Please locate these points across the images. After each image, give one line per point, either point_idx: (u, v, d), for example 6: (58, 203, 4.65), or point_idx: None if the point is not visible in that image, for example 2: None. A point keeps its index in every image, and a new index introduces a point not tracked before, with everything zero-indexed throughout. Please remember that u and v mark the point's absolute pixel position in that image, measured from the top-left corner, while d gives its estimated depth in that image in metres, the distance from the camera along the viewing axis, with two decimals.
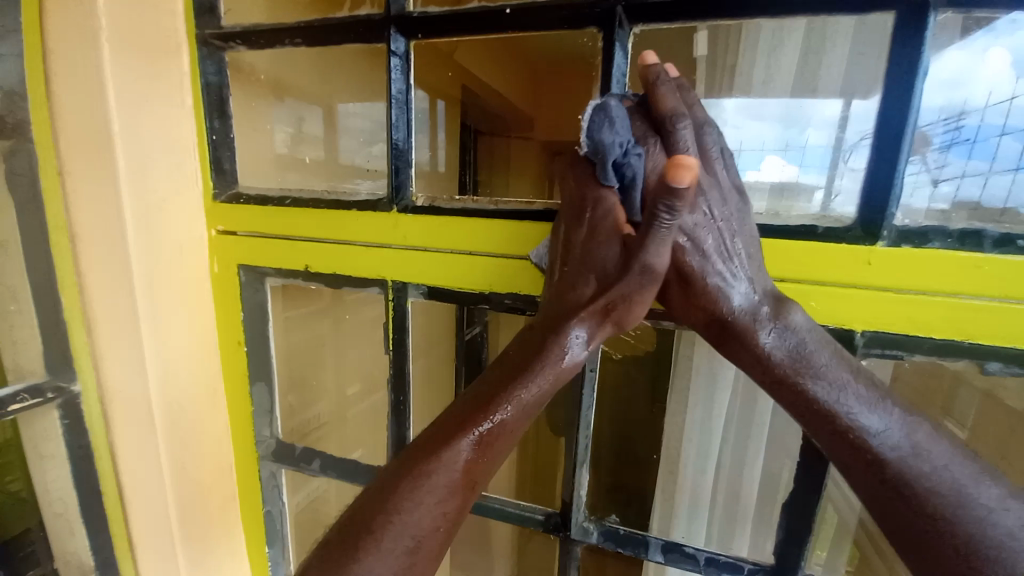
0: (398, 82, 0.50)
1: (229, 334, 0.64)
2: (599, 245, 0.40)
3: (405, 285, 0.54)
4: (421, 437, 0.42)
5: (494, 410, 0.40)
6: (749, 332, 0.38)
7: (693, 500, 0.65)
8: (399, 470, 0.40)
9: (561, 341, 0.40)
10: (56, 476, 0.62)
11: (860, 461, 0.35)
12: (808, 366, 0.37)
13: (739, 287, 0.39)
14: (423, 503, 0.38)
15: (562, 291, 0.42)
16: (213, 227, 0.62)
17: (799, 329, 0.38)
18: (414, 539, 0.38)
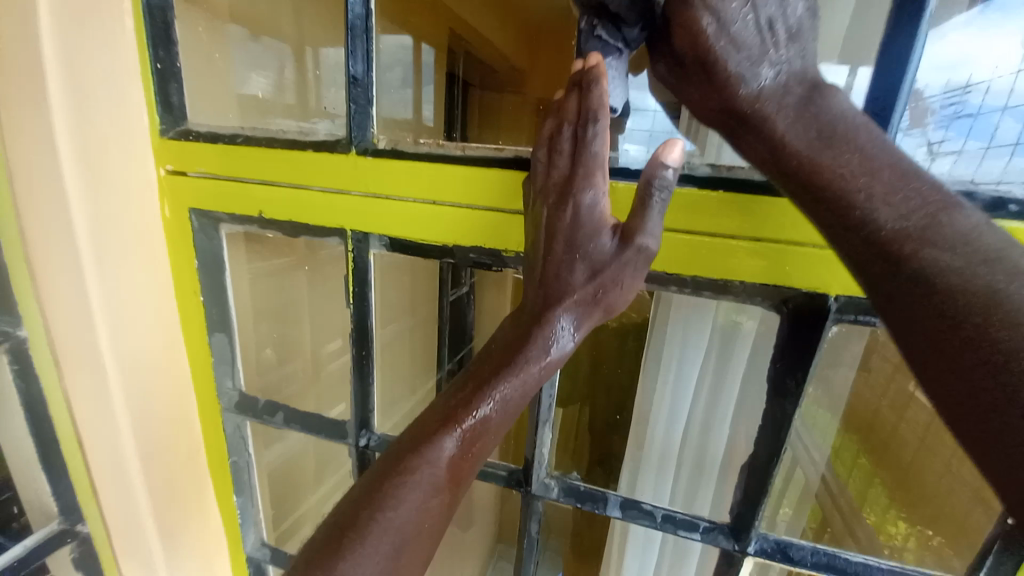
0: (356, 5, 0.44)
1: (185, 282, 0.61)
2: (585, 235, 0.38)
3: (367, 235, 0.51)
4: (399, 437, 0.41)
5: (475, 404, 0.39)
6: (769, 118, 0.34)
7: (661, 459, 0.66)
8: (382, 472, 0.39)
9: (548, 329, 0.39)
10: (15, 422, 0.62)
11: (871, 256, 0.32)
12: (837, 147, 0.33)
13: (769, 68, 0.34)
14: (407, 506, 0.37)
15: (540, 277, 0.41)
16: (162, 166, 0.58)
17: (829, 107, 0.34)
18: (401, 539, 0.37)
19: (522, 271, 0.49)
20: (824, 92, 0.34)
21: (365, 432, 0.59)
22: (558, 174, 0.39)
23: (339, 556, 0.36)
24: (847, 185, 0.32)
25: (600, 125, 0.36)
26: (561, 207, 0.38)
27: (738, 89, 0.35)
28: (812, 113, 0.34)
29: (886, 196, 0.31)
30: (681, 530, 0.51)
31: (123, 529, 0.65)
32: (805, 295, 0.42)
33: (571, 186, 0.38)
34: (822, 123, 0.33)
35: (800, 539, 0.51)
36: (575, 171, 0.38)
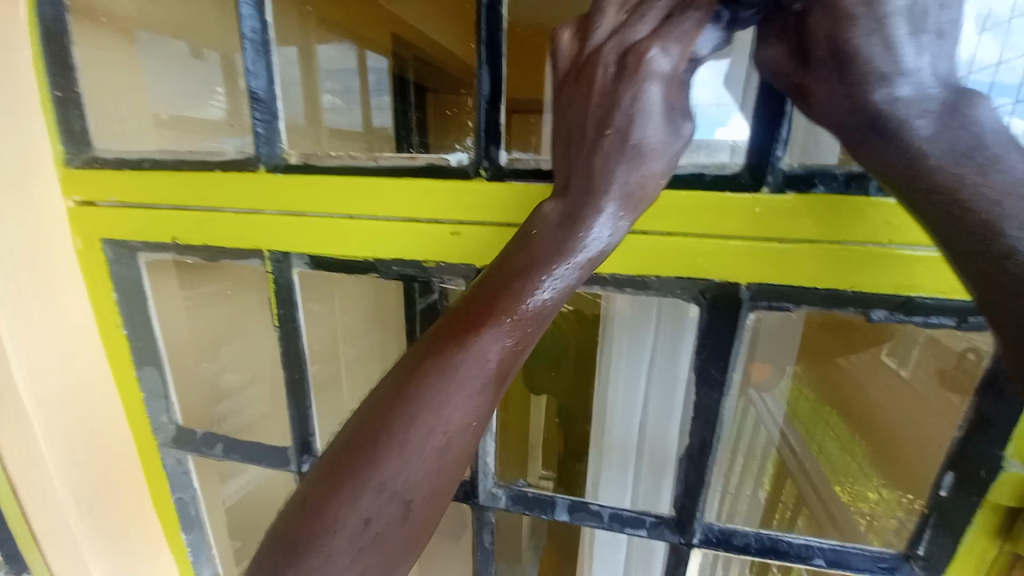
0: (249, 20, 0.43)
1: (108, 315, 0.59)
2: (643, 106, 0.33)
3: (286, 255, 0.49)
4: (426, 333, 0.36)
5: (526, 293, 0.34)
6: (908, 124, 0.29)
7: (619, 457, 0.66)
8: (413, 370, 0.34)
9: (594, 217, 0.34)
10: None
11: (972, 217, 0.27)
12: (977, 144, 0.28)
13: (912, 78, 0.29)
14: (452, 405, 0.33)
15: (590, 147, 0.35)
16: (70, 197, 0.55)
17: (978, 126, 0.28)
18: (445, 441, 0.34)
19: (448, 280, 0.48)
20: (977, 104, 0.29)
21: (308, 456, 0.57)
22: (628, 32, 0.34)
23: (375, 458, 0.33)
24: (979, 168, 0.28)
25: (699, 8, 0.32)
26: (627, 68, 0.33)
27: (873, 91, 0.29)
28: (953, 120, 0.29)
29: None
30: (628, 527, 0.51)
31: None
32: (719, 286, 0.42)
33: (640, 56, 0.33)
34: (964, 123, 0.28)
35: (744, 525, 0.51)
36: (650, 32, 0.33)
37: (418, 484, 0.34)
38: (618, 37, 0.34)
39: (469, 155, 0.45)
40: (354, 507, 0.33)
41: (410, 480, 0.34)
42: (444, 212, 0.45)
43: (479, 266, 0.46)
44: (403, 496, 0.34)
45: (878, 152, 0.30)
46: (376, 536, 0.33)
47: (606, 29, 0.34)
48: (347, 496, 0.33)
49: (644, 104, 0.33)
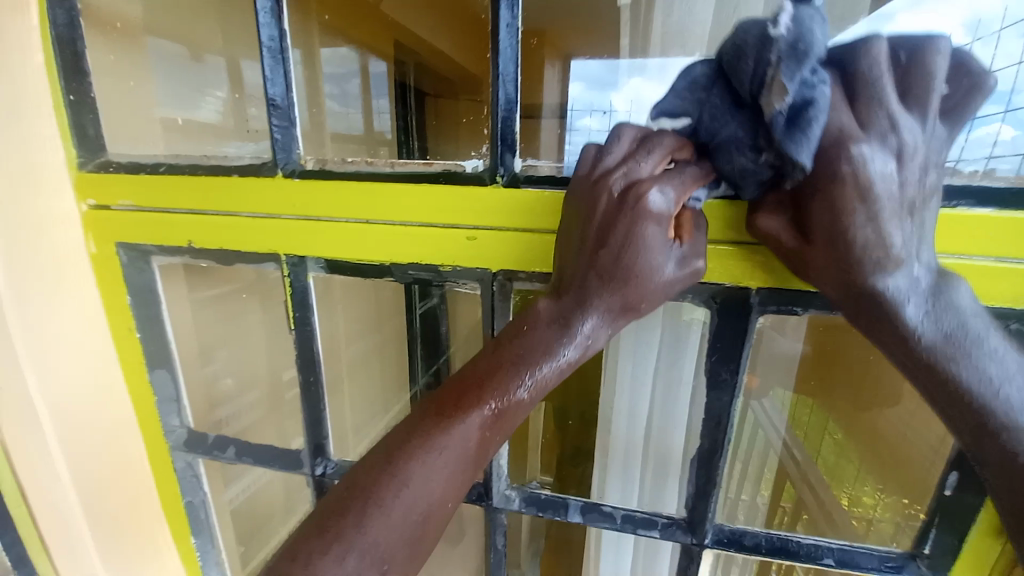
0: (268, 28, 0.44)
1: (120, 319, 0.59)
2: (647, 238, 0.36)
3: (302, 259, 0.50)
4: (413, 409, 0.40)
5: (513, 385, 0.38)
6: (902, 309, 0.34)
7: (626, 454, 0.66)
8: (400, 444, 0.37)
9: (577, 326, 0.38)
10: None
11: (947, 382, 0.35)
12: (949, 328, 0.34)
13: (904, 267, 0.34)
14: (432, 480, 0.36)
15: (585, 264, 0.38)
16: (84, 201, 0.55)
17: (958, 308, 0.35)
18: (423, 515, 0.36)
19: (462, 283, 0.49)
20: (950, 287, 0.35)
21: (321, 459, 0.58)
22: (635, 169, 0.37)
23: (359, 526, 0.34)
24: (950, 348, 0.34)
25: (699, 167, 0.37)
26: (629, 203, 0.36)
27: (873, 280, 0.34)
28: (936, 308, 0.35)
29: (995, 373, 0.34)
30: (640, 528, 0.52)
31: None
32: (729, 291, 0.43)
33: (640, 191, 0.36)
34: (941, 310, 0.35)
35: (755, 527, 0.52)
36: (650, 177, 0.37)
37: (398, 555, 0.35)
38: (627, 166, 0.37)
39: (483, 162, 0.45)
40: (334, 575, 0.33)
41: (389, 549, 0.34)
42: (460, 218, 0.46)
43: (494, 270, 0.47)
44: (381, 564, 0.34)
45: (869, 320, 0.36)
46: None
47: (618, 156, 0.38)
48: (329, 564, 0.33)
49: (637, 234, 0.36)
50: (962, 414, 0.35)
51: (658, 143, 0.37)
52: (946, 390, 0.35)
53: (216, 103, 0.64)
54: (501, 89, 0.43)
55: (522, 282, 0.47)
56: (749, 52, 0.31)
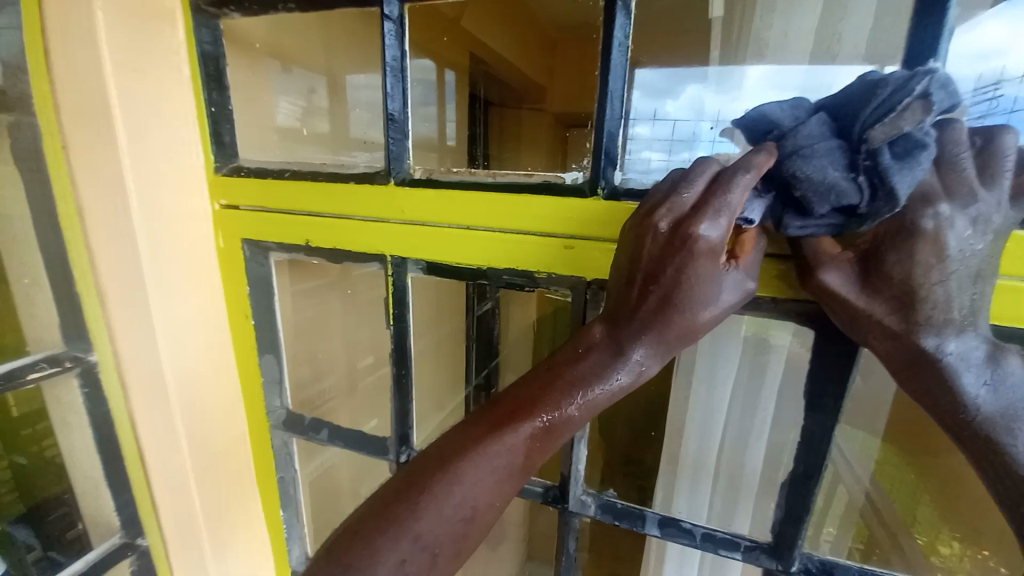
0: (393, 49, 0.49)
1: (237, 307, 0.66)
2: (697, 272, 0.36)
3: (404, 260, 0.54)
4: (467, 416, 0.42)
5: (564, 403, 0.40)
6: (955, 375, 0.34)
7: (697, 474, 0.65)
8: (458, 444, 0.40)
9: (627, 354, 0.40)
10: (81, 441, 0.68)
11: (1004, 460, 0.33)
12: (995, 396, 0.34)
13: (960, 333, 0.34)
14: (484, 482, 0.39)
15: (634, 296, 0.39)
16: (216, 201, 0.63)
17: (1016, 381, 0.34)
18: (472, 513, 0.38)
19: (553, 289, 0.51)
20: (1008, 358, 0.34)
21: (405, 448, 0.62)
22: (683, 200, 0.35)
23: (415, 512, 0.37)
24: (1002, 422, 0.34)
25: (751, 179, 0.33)
26: (677, 240, 0.35)
27: (924, 339, 0.34)
28: (989, 378, 0.34)
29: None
30: (721, 549, 0.52)
31: (180, 544, 0.69)
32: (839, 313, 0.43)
33: (685, 225, 0.35)
34: (993, 380, 0.34)
35: (845, 559, 0.50)
36: (701, 206, 0.35)
37: (446, 545, 0.38)
38: (672, 201, 0.36)
39: (584, 174, 0.47)
40: (393, 549, 0.37)
41: (440, 537, 0.37)
42: (557, 228, 0.47)
43: (588, 280, 0.48)
44: (433, 551, 0.37)
45: (919, 380, 0.35)
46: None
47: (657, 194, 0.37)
48: (389, 539, 0.37)
49: (688, 268, 0.36)
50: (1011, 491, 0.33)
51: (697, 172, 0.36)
52: (1000, 466, 0.34)
53: (291, 109, 0.70)
54: (608, 105, 0.44)
55: None
56: (883, 83, 0.31)
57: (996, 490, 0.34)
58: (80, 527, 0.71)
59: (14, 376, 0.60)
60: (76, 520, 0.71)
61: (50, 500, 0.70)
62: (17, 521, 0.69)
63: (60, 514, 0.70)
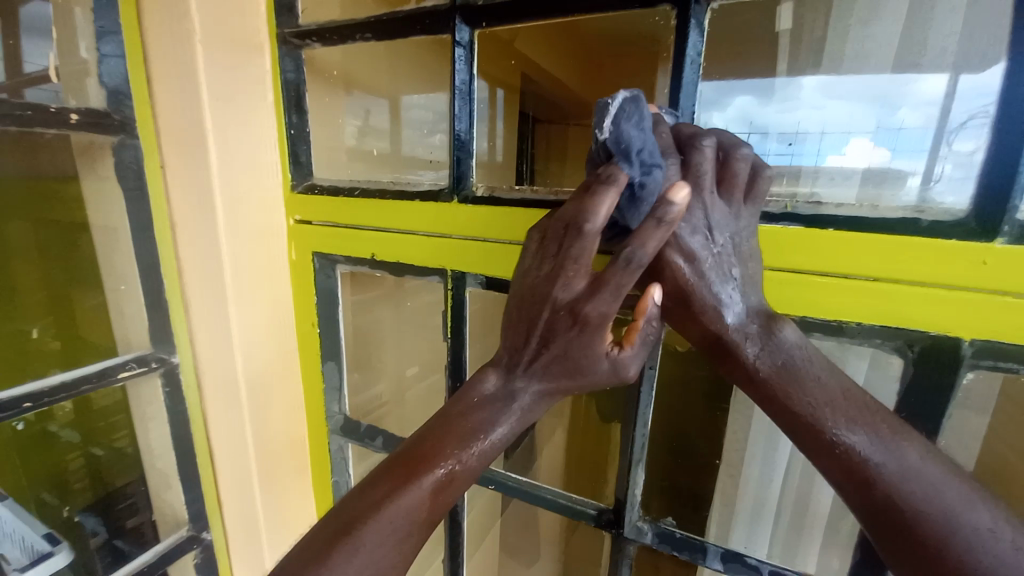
0: (462, 73, 0.53)
1: (305, 316, 0.71)
2: (590, 347, 0.42)
3: (464, 274, 0.56)
4: (363, 480, 0.43)
5: (459, 450, 0.43)
6: (739, 349, 0.39)
7: (755, 510, 0.61)
8: (356, 510, 0.41)
9: (507, 391, 0.45)
10: (158, 435, 0.74)
11: (850, 469, 0.35)
12: (800, 373, 0.38)
13: (735, 307, 0.40)
14: (386, 545, 0.39)
15: (529, 351, 0.45)
16: (291, 217, 0.67)
17: (788, 346, 0.38)
18: (378, 575, 0.39)
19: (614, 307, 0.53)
20: (832, 377, 0.37)
21: None
22: (571, 280, 0.41)
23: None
24: (822, 421, 0.36)
25: (635, 268, 0.38)
26: (580, 321, 0.41)
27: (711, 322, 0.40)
28: (780, 353, 0.38)
29: (866, 448, 0.34)
30: None
31: (240, 535, 0.74)
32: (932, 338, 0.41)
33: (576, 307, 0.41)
34: (799, 355, 0.38)
35: None
36: (595, 288, 0.40)
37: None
38: (568, 287, 0.41)
39: None
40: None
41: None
42: None
43: None
44: None
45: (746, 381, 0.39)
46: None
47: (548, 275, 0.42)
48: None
49: (588, 341, 0.41)
50: (874, 508, 0.34)
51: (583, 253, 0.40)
52: (850, 476, 0.35)
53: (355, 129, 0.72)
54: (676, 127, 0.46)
55: None
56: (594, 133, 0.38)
57: (861, 509, 0.35)
58: (145, 515, 0.76)
59: (104, 376, 0.64)
60: (142, 509, 0.76)
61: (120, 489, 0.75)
62: (86, 511, 0.73)
63: (126, 505, 0.75)
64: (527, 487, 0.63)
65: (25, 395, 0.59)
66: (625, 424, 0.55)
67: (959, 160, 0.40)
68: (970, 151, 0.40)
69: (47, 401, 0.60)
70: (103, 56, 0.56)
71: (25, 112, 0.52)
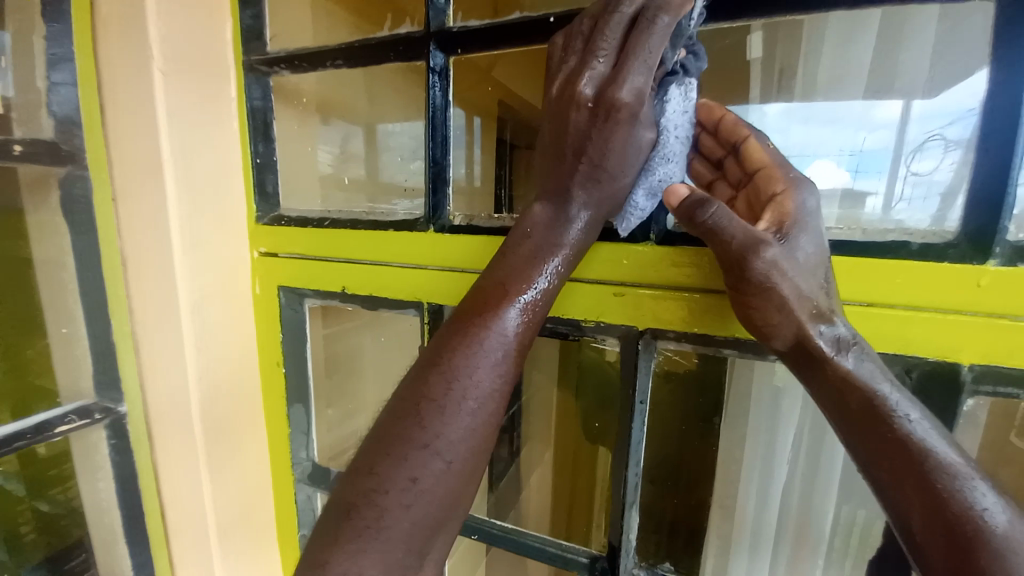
0: (437, 99, 0.52)
1: (270, 355, 0.66)
2: (619, 133, 0.39)
3: (441, 307, 0.54)
4: (439, 333, 0.41)
5: (532, 278, 0.41)
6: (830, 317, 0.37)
7: (752, 545, 0.58)
8: (442, 358, 0.39)
9: (569, 213, 0.42)
10: (102, 491, 0.67)
11: (907, 457, 0.33)
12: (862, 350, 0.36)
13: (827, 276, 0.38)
14: (481, 372, 0.38)
15: (566, 158, 0.41)
16: (255, 248, 0.63)
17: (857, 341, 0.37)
18: (479, 408, 0.38)
19: (601, 339, 0.51)
20: (834, 317, 0.37)
21: None
22: (602, 64, 0.38)
23: (417, 436, 0.37)
24: (898, 408, 0.34)
25: (668, 19, 0.36)
26: (602, 106, 0.38)
27: (822, 273, 0.38)
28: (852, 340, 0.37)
29: (929, 440, 0.33)
30: None
31: None
32: (932, 364, 0.40)
33: (608, 86, 0.38)
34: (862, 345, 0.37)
35: None
36: (622, 63, 0.37)
37: (444, 485, 0.37)
38: (592, 75, 0.38)
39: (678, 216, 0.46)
40: (387, 503, 0.36)
41: (443, 469, 0.37)
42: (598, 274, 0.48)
43: (640, 328, 0.48)
44: (454, 464, 0.37)
45: (830, 355, 0.36)
46: (411, 528, 0.36)
47: (571, 71, 0.40)
48: (382, 492, 0.36)
49: (612, 133, 0.39)
50: (898, 471, 0.33)
51: (609, 35, 0.38)
52: (906, 462, 0.33)
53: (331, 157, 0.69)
54: None
55: (667, 341, 0.48)
56: None
57: (902, 496, 0.33)
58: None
59: (41, 430, 0.57)
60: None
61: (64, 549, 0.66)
62: (36, 568, 0.64)
63: (77, 563, 0.66)
64: (513, 534, 0.58)
65: None
66: (616, 464, 0.52)
67: (917, 181, 0.43)
68: (930, 170, 0.42)
69: None
70: (54, 85, 0.53)
71: None
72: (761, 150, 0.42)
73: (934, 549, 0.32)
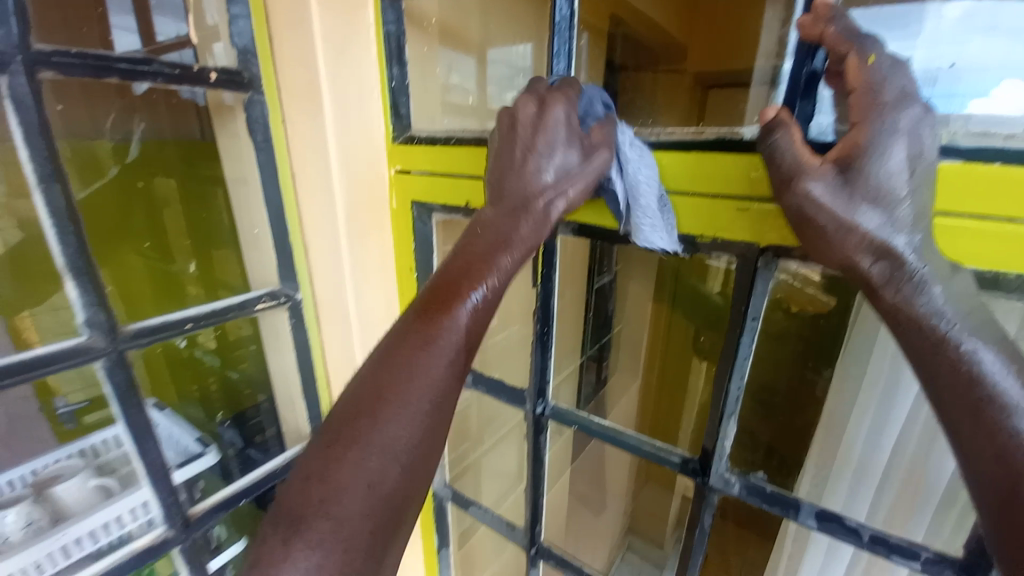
0: (564, 6, 0.52)
1: (405, 264, 0.77)
2: (562, 131, 0.47)
3: (557, 222, 0.60)
4: (395, 326, 0.46)
5: (477, 286, 0.46)
6: (890, 248, 0.36)
7: (857, 475, 0.57)
8: (402, 347, 0.44)
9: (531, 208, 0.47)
10: (282, 365, 0.87)
11: (960, 392, 0.34)
12: (921, 278, 0.36)
13: (897, 207, 0.35)
14: (437, 364, 0.43)
15: (520, 159, 0.48)
16: (393, 166, 0.71)
17: (921, 273, 0.36)
18: (437, 402, 0.43)
19: (715, 256, 0.51)
20: (907, 253, 0.36)
21: (541, 401, 0.71)
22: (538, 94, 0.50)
23: (376, 424, 0.41)
24: (955, 341, 0.34)
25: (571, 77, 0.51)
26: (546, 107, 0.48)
27: (892, 200, 0.35)
28: (919, 267, 0.36)
29: (991, 372, 0.33)
30: (894, 554, 0.48)
31: None
32: None
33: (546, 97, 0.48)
34: (931, 275, 0.35)
35: None
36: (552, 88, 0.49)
37: (399, 470, 0.41)
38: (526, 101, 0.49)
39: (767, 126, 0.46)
40: (361, 471, 0.40)
41: (408, 443, 0.42)
42: (716, 187, 0.48)
43: (762, 245, 0.47)
44: (404, 454, 0.41)
45: (881, 286, 0.37)
46: (380, 497, 0.40)
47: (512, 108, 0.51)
48: (354, 463, 0.40)
49: (556, 128, 0.47)
50: (954, 402, 0.34)
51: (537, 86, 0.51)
52: (964, 395, 0.33)
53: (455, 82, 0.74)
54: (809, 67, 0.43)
55: (791, 259, 0.46)
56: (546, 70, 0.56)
57: (953, 428, 0.34)
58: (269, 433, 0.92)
59: (246, 306, 0.72)
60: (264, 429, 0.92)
61: (252, 408, 0.91)
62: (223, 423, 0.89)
63: (255, 421, 0.91)
64: (612, 431, 0.65)
65: (189, 316, 0.67)
66: (718, 377, 0.54)
67: None
68: None
69: (205, 322, 0.68)
70: (234, 18, 0.62)
71: (174, 71, 0.58)
72: (859, 67, 0.37)
73: (991, 485, 0.32)
